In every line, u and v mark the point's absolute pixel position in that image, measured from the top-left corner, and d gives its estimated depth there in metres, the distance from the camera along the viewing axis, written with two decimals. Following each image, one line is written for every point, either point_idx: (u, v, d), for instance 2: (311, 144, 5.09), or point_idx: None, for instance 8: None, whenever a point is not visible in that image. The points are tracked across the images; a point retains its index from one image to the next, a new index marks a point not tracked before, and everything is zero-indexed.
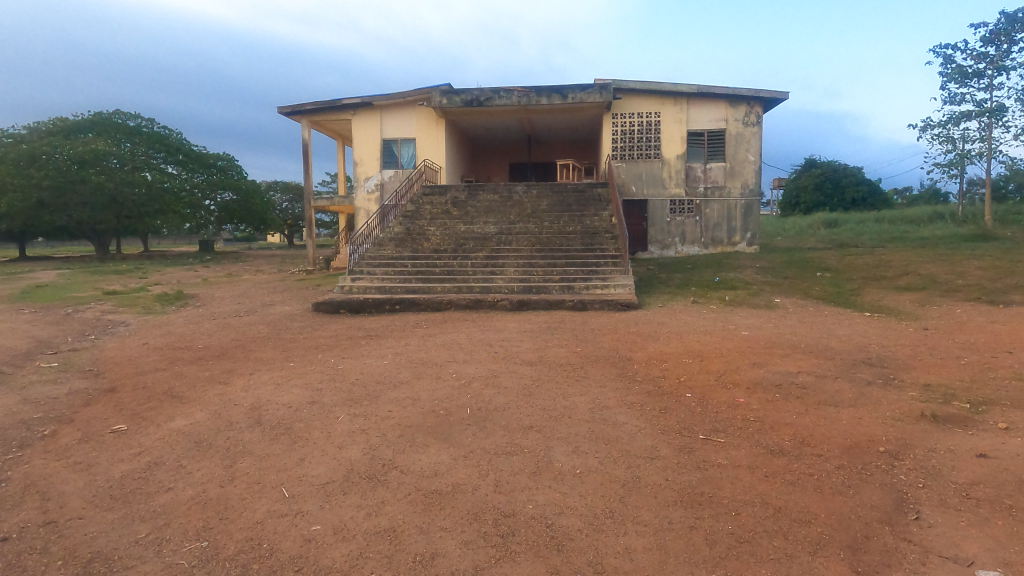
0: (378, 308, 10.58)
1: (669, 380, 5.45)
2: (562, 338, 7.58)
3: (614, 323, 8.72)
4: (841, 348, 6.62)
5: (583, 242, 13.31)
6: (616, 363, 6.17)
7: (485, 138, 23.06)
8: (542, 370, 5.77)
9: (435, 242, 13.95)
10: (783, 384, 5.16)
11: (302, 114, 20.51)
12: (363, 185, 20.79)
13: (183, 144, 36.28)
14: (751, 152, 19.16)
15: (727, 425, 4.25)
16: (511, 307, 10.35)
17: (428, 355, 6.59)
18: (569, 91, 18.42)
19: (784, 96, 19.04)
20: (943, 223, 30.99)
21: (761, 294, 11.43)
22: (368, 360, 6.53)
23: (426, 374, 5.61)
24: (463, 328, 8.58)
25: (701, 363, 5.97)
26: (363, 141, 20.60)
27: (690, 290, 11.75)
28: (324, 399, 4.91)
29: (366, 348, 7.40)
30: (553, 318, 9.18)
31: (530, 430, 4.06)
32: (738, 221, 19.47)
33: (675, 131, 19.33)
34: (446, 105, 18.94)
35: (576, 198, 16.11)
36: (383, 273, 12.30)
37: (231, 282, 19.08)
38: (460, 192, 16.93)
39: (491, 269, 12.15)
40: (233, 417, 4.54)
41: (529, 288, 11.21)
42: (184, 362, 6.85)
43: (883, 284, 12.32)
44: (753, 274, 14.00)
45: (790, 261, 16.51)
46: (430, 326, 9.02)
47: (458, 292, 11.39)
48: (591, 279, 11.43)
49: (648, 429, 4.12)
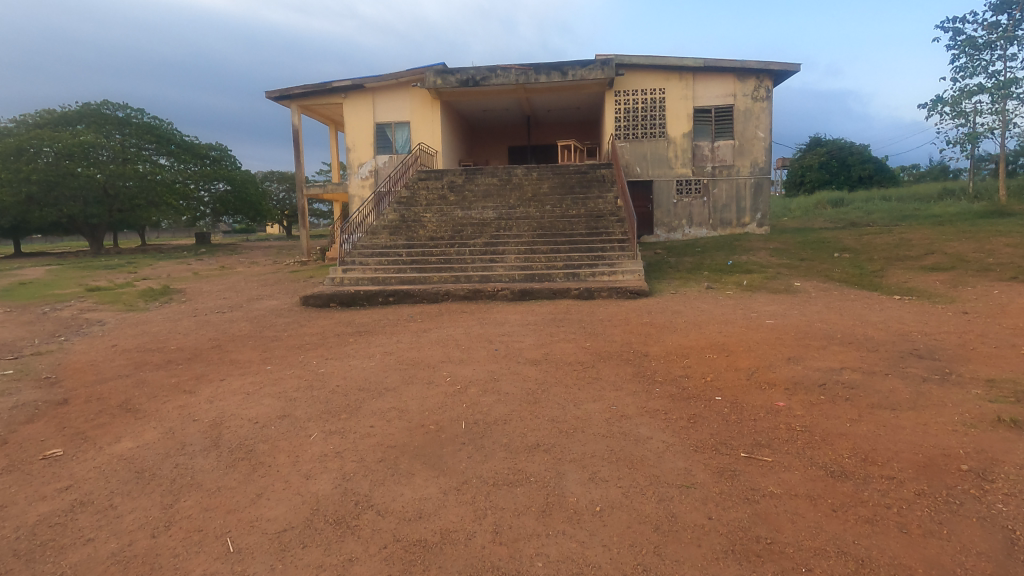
0: (371, 300, 9.92)
1: (693, 381, 4.76)
2: (569, 331, 6.89)
3: (626, 312, 8.03)
4: (883, 338, 5.91)
5: (587, 225, 12.58)
6: (632, 360, 5.49)
7: (483, 120, 22.24)
8: (547, 370, 5.09)
9: (431, 229, 13.22)
10: (827, 384, 4.46)
11: (291, 98, 19.69)
12: (356, 172, 20.06)
13: (174, 133, 35.45)
14: (761, 128, 18.32)
15: (771, 439, 3.56)
16: (512, 297, 9.65)
17: (420, 355, 5.90)
18: (569, 68, 17.57)
19: (794, 69, 18.17)
20: (955, 200, 30.17)
21: (780, 278, 10.72)
22: (354, 362, 5.83)
23: (416, 379, 4.92)
24: (463, 321, 7.90)
25: (727, 359, 5.28)
26: (356, 125, 19.81)
27: (703, 275, 11.05)
28: (297, 412, 4.23)
29: (355, 347, 6.72)
30: (559, 309, 8.49)
31: (538, 450, 3.39)
32: (747, 201, 18.68)
33: (681, 107, 18.49)
34: (440, 86, 18.12)
35: (578, 179, 15.33)
36: (376, 263, 11.60)
37: (222, 275, 18.44)
38: (457, 176, 16.19)
39: (491, 256, 11.47)
40: (188, 437, 3.86)
41: (532, 276, 10.52)
42: (152, 366, 6.18)
43: (908, 264, 11.60)
44: (766, 256, 13.27)
45: (804, 242, 15.74)
46: (427, 319, 8.35)
47: (455, 282, 10.71)
48: (597, 264, 10.73)
49: (677, 445, 3.45)
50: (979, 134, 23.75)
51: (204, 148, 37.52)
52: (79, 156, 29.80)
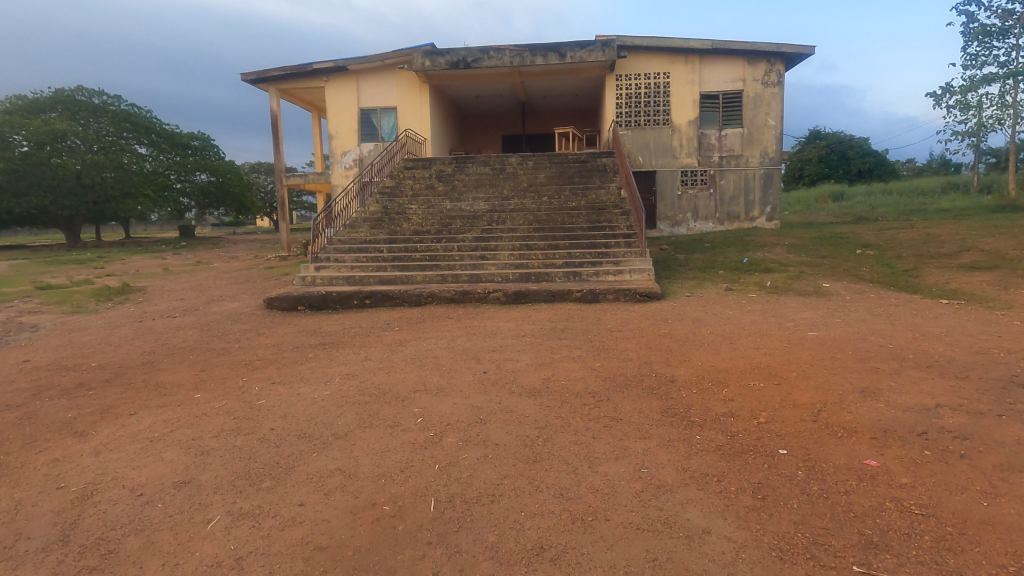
0: (345, 303, 8.76)
1: (743, 425, 3.62)
2: (574, 346, 5.68)
3: (639, 321, 6.83)
4: (964, 358, 4.76)
5: (588, 219, 11.41)
6: (657, 388, 4.34)
7: (475, 107, 20.97)
8: (549, 407, 3.91)
9: (416, 222, 11.99)
10: (927, 431, 3.32)
11: (269, 81, 18.31)
12: (339, 160, 18.75)
13: (154, 122, 33.89)
14: (772, 116, 17.20)
15: (886, 535, 2.41)
16: (506, 300, 8.47)
17: (388, 381, 4.67)
18: (567, 49, 16.32)
19: (808, 52, 17.02)
20: (960, 194, 29.20)
21: (804, 278, 9.57)
22: (304, 390, 4.60)
23: (378, 420, 3.72)
24: (447, 331, 6.68)
25: (780, 388, 4.13)
26: (339, 110, 18.50)
27: (718, 274, 9.92)
28: (203, 477, 3.03)
29: (312, 366, 5.48)
30: (561, 316, 7.30)
31: (541, 562, 2.22)
32: (756, 193, 17.55)
33: (687, 93, 17.32)
34: (429, 68, 16.84)
35: (578, 169, 14.13)
36: (353, 261, 10.42)
37: (192, 271, 17.09)
38: (446, 165, 14.94)
39: (481, 253, 10.27)
40: (32, 524, 2.65)
41: (528, 275, 9.35)
42: (54, 393, 4.93)
43: (942, 263, 10.49)
44: (783, 253, 12.14)
45: (821, 237, 14.62)
46: (405, 328, 7.11)
47: (440, 282, 9.52)
48: (601, 262, 9.57)
49: (753, 548, 2.30)
50: (987, 127, 22.76)
51: (185, 137, 35.80)
52: (50, 145, 28.28)
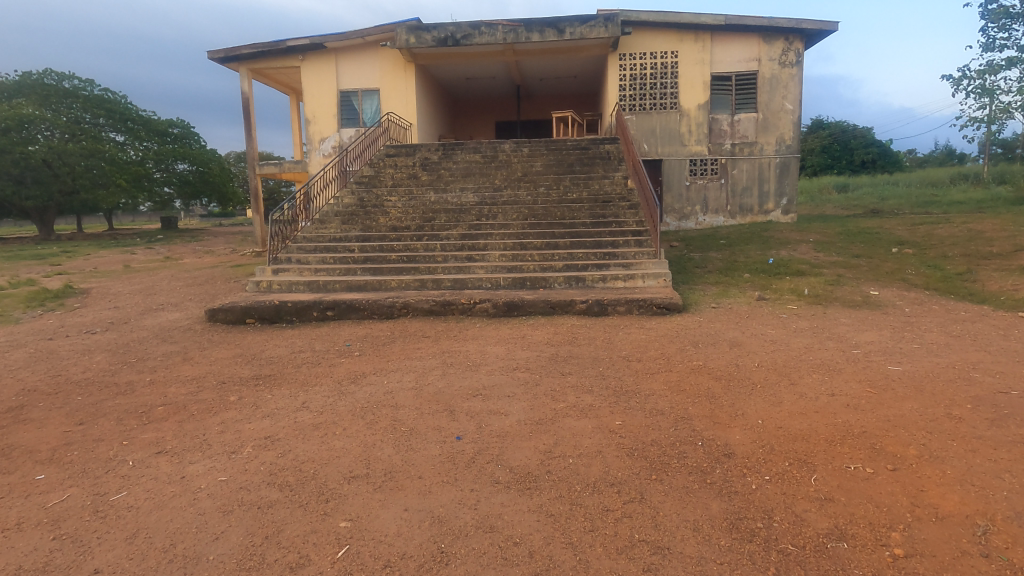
0: (303, 315, 7.32)
1: (872, 565, 2.20)
2: (584, 390, 4.24)
3: (662, 346, 5.39)
4: None
5: (591, 213, 9.97)
6: (713, 475, 2.92)
7: (466, 90, 19.41)
8: (552, 523, 2.48)
9: (394, 216, 10.52)
10: None
11: (238, 59, 16.69)
12: (317, 147, 17.19)
13: (129, 108, 31.99)
14: (789, 100, 15.74)
15: None
16: (495, 313, 7.02)
17: (316, 456, 3.21)
18: (566, 25, 14.77)
19: (830, 29, 15.52)
20: (969, 186, 27.94)
21: (846, 284, 8.16)
22: (194, 471, 3.14)
23: (277, 555, 2.29)
24: (416, 361, 5.22)
25: (903, 482, 2.71)
26: (316, 92, 16.94)
27: (744, 279, 8.49)
28: None
29: (227, 419, 4.01)
30: (562, 337, 5.84)
31: None
32: (771, 183, 16.11)
33: (696, 74, 15.84)
34: (414, 45, 15.25)
35: (579, 156, 12.65)
36: (318, 262, 8.95)
37: (153, 269, 15.51)
38: (432, 151, 13.44)
39: (468, 253, 8.84)
40: None
41: (521, 280, 7.90)
42: None
43: (998, 264, 9.10)
44: (810, 252, 10.74)
45: (848, 231, 13.23)
46: (368, 354, 5.64)
47: (419, 288, 8.05)
48: (607, 264, 8.16)
49: None
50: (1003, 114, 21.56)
51: (164, 124, 33.87)
52: (15, 131, 26.40)
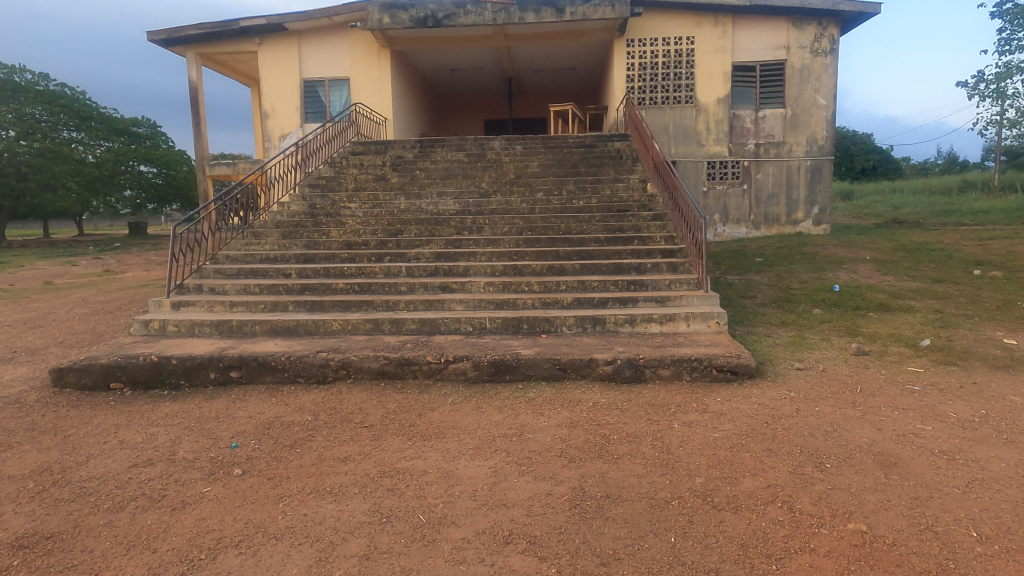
0: (197, 377, 4.96)
1: None
2: None
3: (765, 467, 3.10)
4: None
5: (604, 224, 7.73)
6: None
7: (450, 82, 17.17)
8: None
9: (352, 229, 8.22)
10: None
11: (184, 42, 14.26)
12: (277, 145, 14.81)
13: (88, 104, 28.97)
14: (821, 93, 13.68)
15: None
16: (477, 377, 4.72)
17: None
18: (566, 4, 12.55)
19: (870, 13, 13.43)
20: (980, 192, 26.26)
21: (958, 326, 5.98)
22: None
23: None
24: (326, 506, 2.85)
25: None
26: (275, 81, 14.61)
27: (815, 317, 6.28)
28: None
29: None
30: (585, 439, 3.54)
31: None
32: (801, 190, 13.98)
33: (716, 63, 13.71)
34: (388, 26, 12.93)
35: (584, 155, 10.42)
36: (241, 291, 6.64)
37: (75, 288, 12.95)
38: (407, 149, 11.15)
39: (442, 281, 6.54)
40: None
41: (513, 321, 5.60)
42: None
43: None
44: (874, 275, 8.57)
45: (906, 246, 11.09)
46: (258, 475, 3.30)
47: (372, 332, 5.71)
48: (636, 299, 5.93)
49: None
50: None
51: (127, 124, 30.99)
52: None
